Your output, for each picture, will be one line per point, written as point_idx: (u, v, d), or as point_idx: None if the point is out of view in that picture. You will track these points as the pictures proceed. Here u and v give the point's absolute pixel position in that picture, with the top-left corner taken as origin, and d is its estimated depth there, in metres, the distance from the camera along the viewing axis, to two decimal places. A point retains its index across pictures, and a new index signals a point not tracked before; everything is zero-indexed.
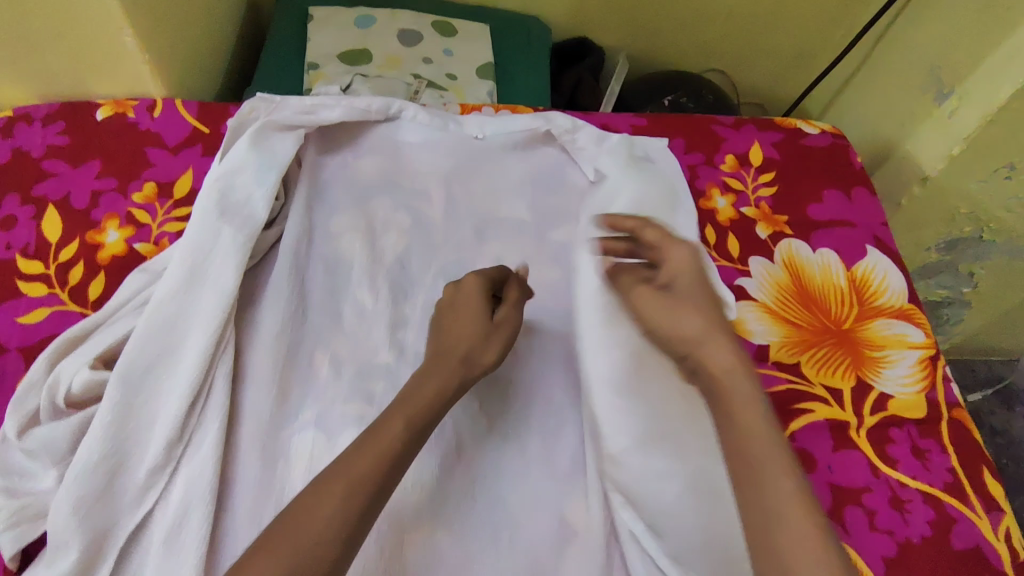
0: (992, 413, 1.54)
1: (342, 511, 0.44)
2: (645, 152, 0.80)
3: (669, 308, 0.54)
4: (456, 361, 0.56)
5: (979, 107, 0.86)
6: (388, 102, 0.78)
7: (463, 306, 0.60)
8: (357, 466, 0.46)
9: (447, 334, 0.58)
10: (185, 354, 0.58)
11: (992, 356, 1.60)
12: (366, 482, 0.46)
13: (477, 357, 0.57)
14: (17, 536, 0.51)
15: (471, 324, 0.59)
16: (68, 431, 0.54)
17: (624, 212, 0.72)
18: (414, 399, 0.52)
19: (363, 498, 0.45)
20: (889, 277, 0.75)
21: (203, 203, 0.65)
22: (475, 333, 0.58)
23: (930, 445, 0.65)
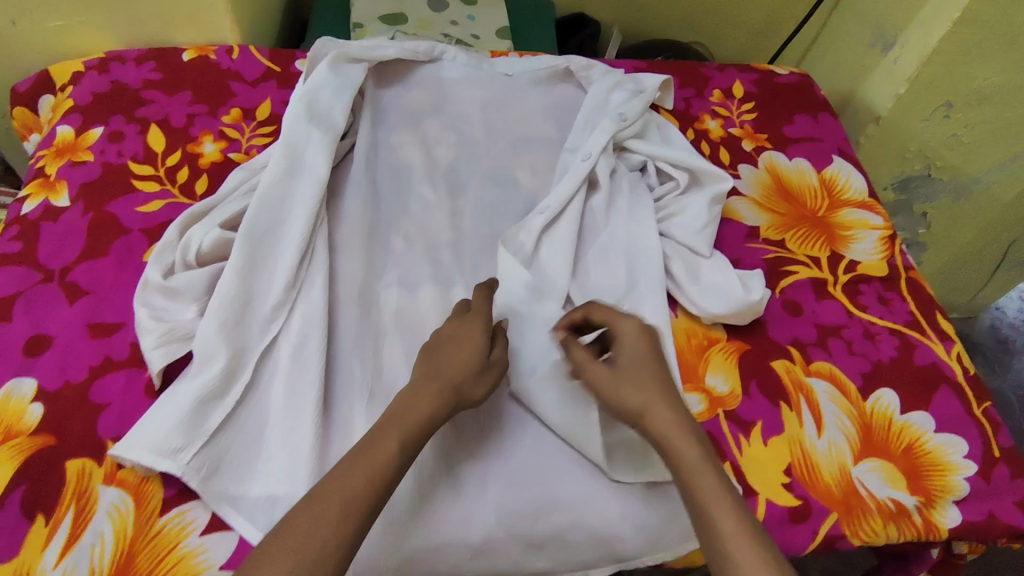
0: None
1: (339, 530, 0.46)
2: (640, 85, 0.93)
3: (620, 375, 0.57)
4: (446, 388, 0.55)
5: (916, 51, 1.05)
6: (431, 46, 0.94)
7: (461, 344, 0.59)
8: (353, 483, 0.48)
9: (455, 347, 0.58)
10: (292, 222, 0.71)
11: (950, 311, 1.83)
12: (361, 499, 0.48)
13: (467, 391, 0.57)
14: (166, 353, 0.61)
15: (471, 356, 0.58)
16: (205, 275, 0.65)
17: (629, 123, 0.86)
18: (403, 418, 0.53)
19: (362, 511, 0.48)
20: (852, 179, 0.92)
21: (294, 113, 0.78)
22: (470, 368, 0.57)
23: (892, 295, 0.80)
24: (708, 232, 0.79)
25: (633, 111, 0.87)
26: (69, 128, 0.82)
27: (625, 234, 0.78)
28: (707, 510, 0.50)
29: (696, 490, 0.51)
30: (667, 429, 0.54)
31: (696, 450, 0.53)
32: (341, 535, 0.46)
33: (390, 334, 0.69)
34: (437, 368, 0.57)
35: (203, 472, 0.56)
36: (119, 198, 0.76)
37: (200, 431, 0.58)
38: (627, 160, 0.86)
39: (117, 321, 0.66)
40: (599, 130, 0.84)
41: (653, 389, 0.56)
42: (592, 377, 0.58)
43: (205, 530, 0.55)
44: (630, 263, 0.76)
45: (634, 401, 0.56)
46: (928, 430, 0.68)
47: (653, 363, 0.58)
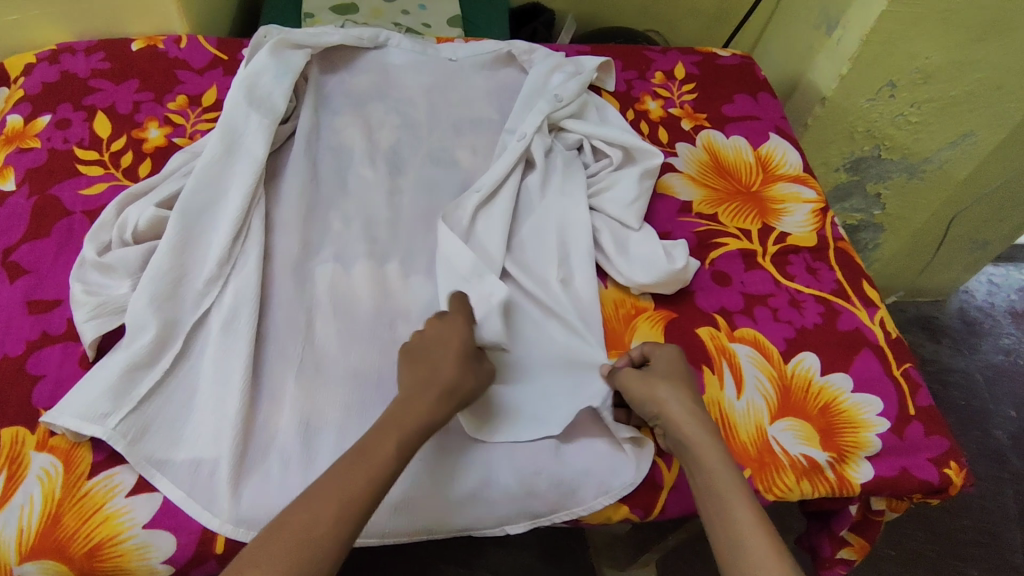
0: (922, 346, 1.84)
1: (336, 530, 0.50)
2: (579, 67, 0.95)
3: (657, 384, 0.63)
4: (439, 392, 0.58)
5: (856, 31, 1.07)
6: (376, 32, 0.96)
7: (454, 345, 0.61)
8: (353, 484, 0.52)
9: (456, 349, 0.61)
10: (228, 201, 0.73)
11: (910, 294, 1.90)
12: (360, 499, 0.52)
13: (458, 388, 0.59)
14: (98, 326, 0.63)
15: (455, 361, 0.60)
16: (139, 251, 0.68)
17: (563, 103, 0.89)
18: (402, 416, 0.56)
19: (356, 515, 0.51)
20: (787, 155, 0.94)
21: (235, 96, 0.80)
22: (459, 365, 0.60)
23: (820, 265, 0.82)
24: (639, 205, 0.81)
25: (567, 91, 0.90)
26: (18, 116, 0.84)
27: (558, 208, 0.80)
28: (731, 508, 0.56)
29: (721, 494, 0.57)
30: (698, 438, 0.60)
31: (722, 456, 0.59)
32: (343, 537, 0.50)
33: (322, 306, 0.71)
34: (428, 372, 0.59)
35: (130, 437, 0.58)
36: (63, 182, 0.78)
37: (129, 398, 0.60)
38: (564, 139, 0.88)
39: (55, 298, 0.68)
40: (534, 111, 0.87)
41: (686, 399, 0.63)
42: (627, 383, 0.64)
43: (131, 492, 0.57)
44: (562, 236, 0.78)
45: (671, 407, 0.62)
46: (845, 391, 0.71)
47: (683, 377, 0.65)
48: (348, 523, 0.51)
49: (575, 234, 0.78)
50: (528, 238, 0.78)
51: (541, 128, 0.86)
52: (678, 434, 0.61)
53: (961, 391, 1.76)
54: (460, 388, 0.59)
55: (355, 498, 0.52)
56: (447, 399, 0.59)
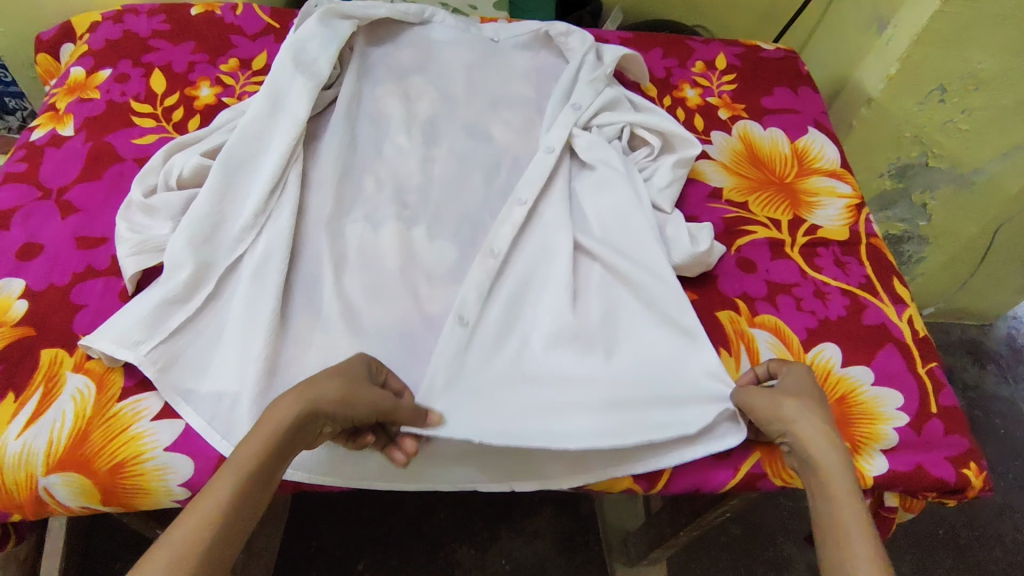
0: (964, 370, 1.78)
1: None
2: (602, 55, 0.94)
3: (782, 397, 0.61)
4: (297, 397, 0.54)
5: (908, 30, 1.05)
6: (422, 8, 0.98)
7: (342, 369, 0.57)
8: (179, 532, 0.46)
9: (343, 369, 0.57)
10: (268, 157, 0.76)
11: (963, 317, 1.84)
12: (185, 550, 0.45)
13: (324, 393, 0.54)
14: (138, 262, 0.67)
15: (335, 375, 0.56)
16: (182, 197, 0.71)
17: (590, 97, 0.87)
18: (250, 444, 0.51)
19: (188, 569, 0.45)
20: (825, 149, 0.92)
21: (281, 61, 0.83)
22: (331, 377, 0.56)
23: (850, 259, 0.81)
24: (669, 194, 0.81)
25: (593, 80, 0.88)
26: (82, 69, 0.89)
27: (604, 193, 0.79)
28: (846, 531, 0.51)
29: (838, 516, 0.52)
30: (822, 458, 0.57)
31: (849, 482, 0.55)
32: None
33: (349, 263, 0.73)
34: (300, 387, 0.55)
35: (159, 365, 0.62)
36: (118, 131, 0.82)
37: (160, 329, 0.63)
38: (604, 132, 0.85)
39: (102, 236, 0.72)
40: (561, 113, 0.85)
41: (817, 419, 0.59)
42: (751, 400, 0.62)
43: (156, 417, 0.61)
44: (609, 221, 0.77)
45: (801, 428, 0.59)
46: (864, 383, 0.69)
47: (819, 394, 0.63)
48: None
49: (614, 217, 0.77)
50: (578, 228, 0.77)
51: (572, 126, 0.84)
52: (804, 452, 0.58)
53: (1003, 419, 1.70)
54: (324, 393, 0.54)
55: (180, 563, 0.44)
56: (305, 402, 0.54)
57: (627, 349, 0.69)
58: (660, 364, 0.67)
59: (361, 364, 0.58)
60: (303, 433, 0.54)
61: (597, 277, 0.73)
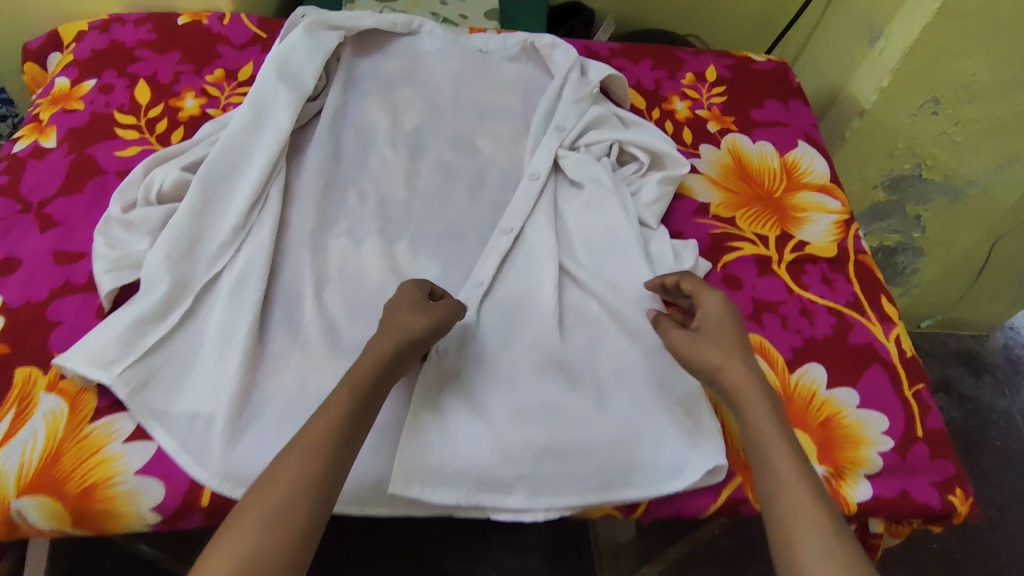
0: (961, 381, 1.77)
1: (284, 508, 0.50)
2: (586, 71, 0.93)
3: (705, 344, 0.63)
4: (390, 333, 0.60)
5: (900, 42, 1.04)
6: (410, 19, 0.97)
7: (405, 297, 0.63)
8: (287, 469, 0.52)
9: (415, 298, 0.64)
10: (249, 171, 0.75)
11: (960, 329, 1.84)
12: (296, 479, 0.52)
13: (409, 327, 0.61)
14: (115, 279, 0.66)
15: (411, 309, 0.62)
16: (160, 212, 0.71)
17: (574, 117, 0.86)
18: (355, 371, 0.58)
19: (305, 498, 0.51)
20: (815, 163, 0.92)
21: (266, 71, 0.82)
22: (415, 311, 0.62)
23: (838, 276, 0.80)
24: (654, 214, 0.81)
25: (577, 100, 0.88)
26: (66, 80, 0.89)
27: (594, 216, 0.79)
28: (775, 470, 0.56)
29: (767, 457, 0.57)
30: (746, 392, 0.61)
31: (771, 416, 0.59)
32: (297, 517, 0.50)
33: (330, 279, 0.73)
34: (386, 319, 0.62)
35: (132, 386, 0.61)
36: (101, 144, 0.82)
37: (135, 348, 0.62)
38: (592, 151, 0.85)
39: (81, 250, 0.72)
40: (546, 135, 0.85)
41: (738, 355, 0.62)
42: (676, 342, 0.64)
43: (129, 438, 0.60)
44: (599, 248, 0.77)
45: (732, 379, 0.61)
46: (849, 406, 0.68)
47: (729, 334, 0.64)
48: (298, 502, 0.51)
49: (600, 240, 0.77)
50: (563, 252, 0.76)
51: (558, 148, 0.83)
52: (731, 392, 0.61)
53: (999, 431, 1.69)
54: (413, 327, 0.61)
55: (285, 496, 0.51)
56: (399, 331, 0.61)
57: (610, 374, 0.68)
58: (643, 390, 0.67)
59: (417, 288, 0.65)
60: (405, 360, 0.61)
61: (581, 303, 0.73)
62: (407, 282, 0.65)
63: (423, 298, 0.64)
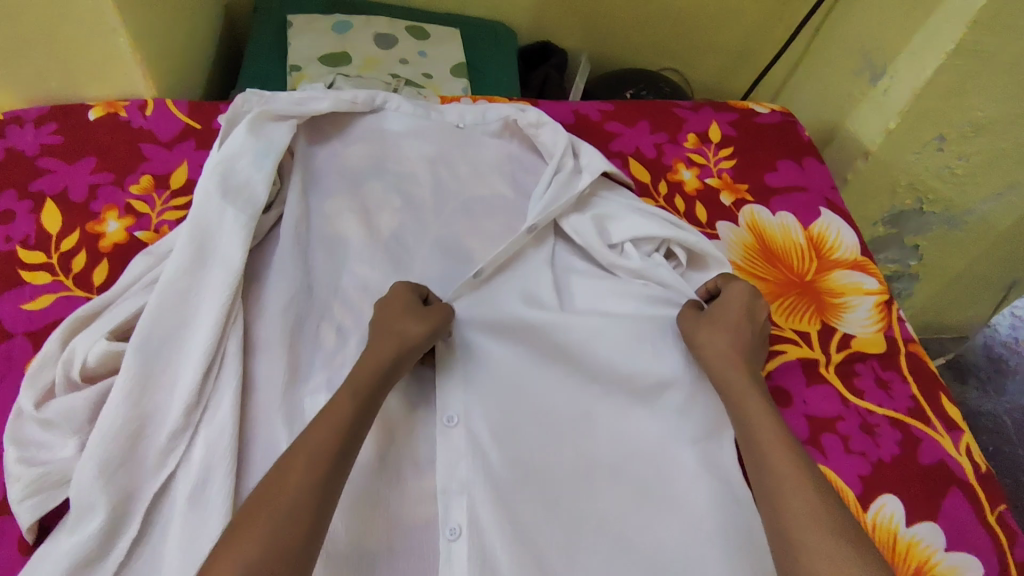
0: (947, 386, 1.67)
1: (293, 509, 0.47)
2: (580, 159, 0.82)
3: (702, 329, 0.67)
4: (389, 338, 0.60)
5: (908, 83, 0.96)
6: (372, 94, 0.83)
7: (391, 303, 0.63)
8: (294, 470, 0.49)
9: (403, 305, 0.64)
10: (198, 325, 0.61)
11: (944, 331, 1.75)
12: (305, 484, 0.49)
13: (407, 332, 0.61)
14: (38, 505, 0.52)
15: (406, 313, 0.62)
16: (86, 401, 0.56)
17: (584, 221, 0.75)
18: (358, 375, 0.57)
19: (312, 505, 0.48)
20: (841, 234, 0.83)
21: (206, 186, 0.67)
22: (410, 315, 0.62)
23: (892, 376, 0.71)
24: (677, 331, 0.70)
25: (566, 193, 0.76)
26: None
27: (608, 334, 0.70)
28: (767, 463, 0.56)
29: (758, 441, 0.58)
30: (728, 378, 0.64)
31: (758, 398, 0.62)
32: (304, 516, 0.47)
33: None
34: (383, 324, 0.62)
35: None
36: (3, 295, 0.65)
37: None
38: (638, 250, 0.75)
39: None
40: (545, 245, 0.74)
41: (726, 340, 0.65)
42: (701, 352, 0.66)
43: None
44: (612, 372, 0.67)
45: (711, 349, 0.65)
46: (939, 549, 0.60)
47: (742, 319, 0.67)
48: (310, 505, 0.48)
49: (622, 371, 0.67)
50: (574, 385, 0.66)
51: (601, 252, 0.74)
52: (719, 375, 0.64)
53: (990, 436, 1.60)
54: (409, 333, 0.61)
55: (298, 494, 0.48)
56: (398, 338, 0.60)
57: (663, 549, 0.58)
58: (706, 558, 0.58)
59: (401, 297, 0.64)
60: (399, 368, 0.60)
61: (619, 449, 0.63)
62: (392, 288, 0.65)
63: (416, 303, 0.64)
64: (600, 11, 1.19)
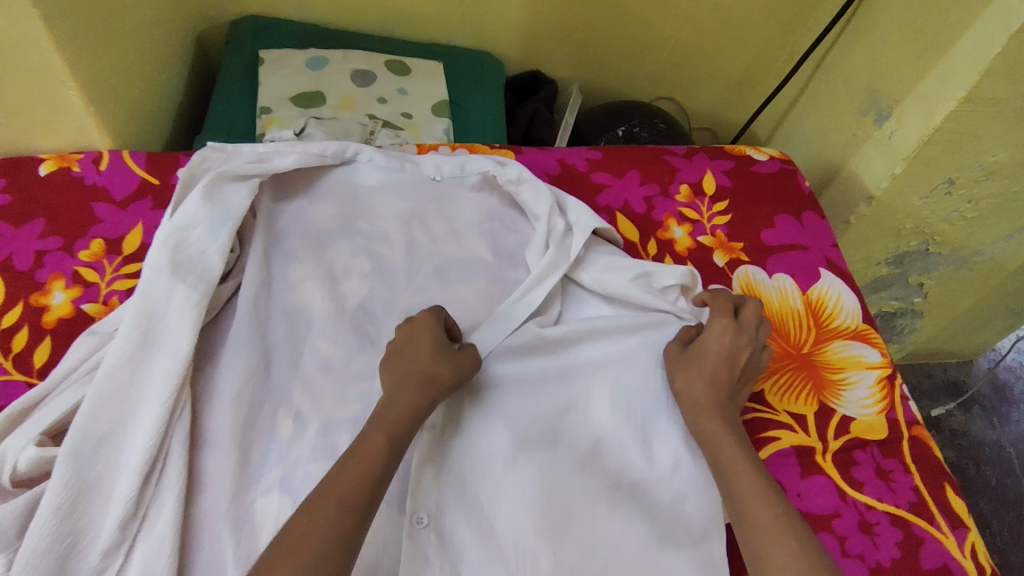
0: (951, 416, 1.60)
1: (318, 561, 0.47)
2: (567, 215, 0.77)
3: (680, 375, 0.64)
4: (418, 378, 0.59)
5: (915, 128, 0.89)
6: (342, 145, 0.78)
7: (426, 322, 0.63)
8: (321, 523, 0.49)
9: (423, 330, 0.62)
10: (139, 423, 0.57)
11: (948, 360, 1.67)
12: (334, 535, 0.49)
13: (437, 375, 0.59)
14: None
15: (431, 349, 0.61)
16: (13, 516, 0.52)
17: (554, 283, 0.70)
18: (390, 413, 0.56)
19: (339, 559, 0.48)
20: (842, 298, 0.78)
21: (155, 261, 0.62)
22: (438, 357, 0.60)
23: (893, 465, 0.66)
24: (667, 415, 0.64)
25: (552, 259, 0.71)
26: None
27: (591, 409, 0.64)
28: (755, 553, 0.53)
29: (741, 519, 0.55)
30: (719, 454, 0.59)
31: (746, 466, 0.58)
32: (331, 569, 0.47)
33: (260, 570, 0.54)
34: (409, 362, 0.60)
35: None
36: None
37: None
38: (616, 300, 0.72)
39: None
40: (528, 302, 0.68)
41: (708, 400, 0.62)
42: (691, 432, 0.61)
43: None
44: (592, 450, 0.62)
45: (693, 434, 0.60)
46: None
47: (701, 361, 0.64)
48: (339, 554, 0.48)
49: (608, 455, 0.62)
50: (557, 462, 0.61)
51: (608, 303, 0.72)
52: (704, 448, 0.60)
53: (992, 467, 1.53)
54: (439, 376, 0.59)
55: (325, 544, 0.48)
56: (428, 384, 0.59)
57: None
58: None
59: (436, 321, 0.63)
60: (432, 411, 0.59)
61: (595, 543, 0.58)
62: (422, 313, 0.64)
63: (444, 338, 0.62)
64: (592, 38, 1.13)
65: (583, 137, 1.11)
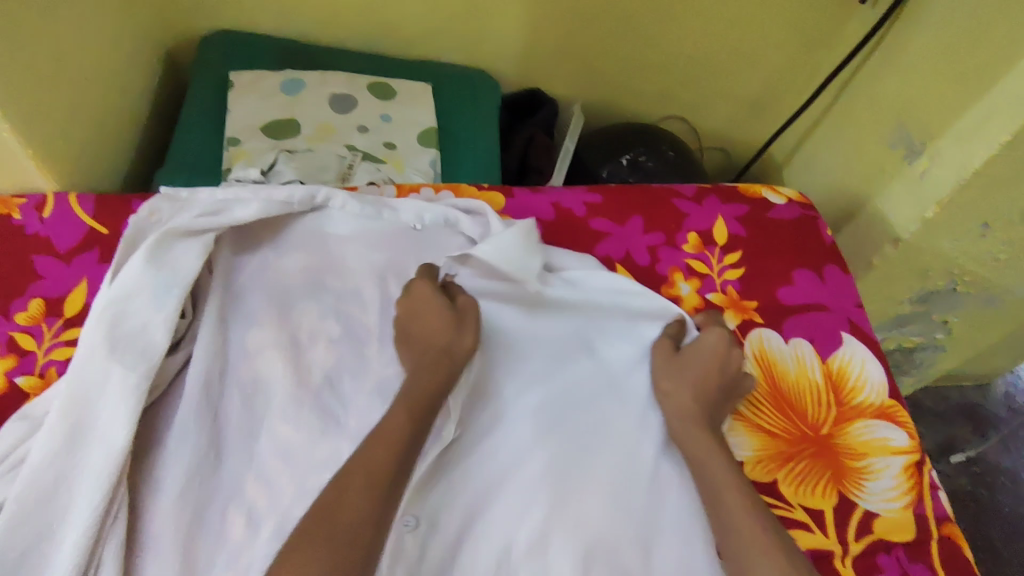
0: (967, 442, 1.47)
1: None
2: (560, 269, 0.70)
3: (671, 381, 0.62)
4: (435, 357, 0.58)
5: (952, 169, 0.80)
6: (312, 191, 0.70)
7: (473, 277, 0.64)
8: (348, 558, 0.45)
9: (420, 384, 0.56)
10: (66, 533, 0.50)
11: (965, 382, 1.55)
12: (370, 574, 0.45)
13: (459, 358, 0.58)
14: None
15: (437, 320, 0.60)
16: None
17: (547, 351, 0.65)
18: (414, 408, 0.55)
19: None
20: (867, 368, 0.70)
21: (90, 339, 0.55)
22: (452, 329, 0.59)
23: (920, 572, 0.59)
24: (665, 517, 0.57)
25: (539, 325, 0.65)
26: None
27: (576, 512, 0.57)
28: None
29: None
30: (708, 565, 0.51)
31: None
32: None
33: None
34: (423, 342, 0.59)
35: None
36: None
37: None
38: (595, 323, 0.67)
39: None
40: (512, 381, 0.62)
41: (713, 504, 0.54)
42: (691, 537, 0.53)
43: None
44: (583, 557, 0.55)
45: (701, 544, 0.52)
46: None
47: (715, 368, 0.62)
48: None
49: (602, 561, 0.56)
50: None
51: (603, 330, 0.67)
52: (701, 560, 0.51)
53: (1007, 495, 1.40)
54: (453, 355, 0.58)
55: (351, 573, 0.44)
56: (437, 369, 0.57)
57: None
58: None
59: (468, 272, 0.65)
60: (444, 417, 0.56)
61: None
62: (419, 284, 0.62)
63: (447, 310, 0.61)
64: (597, 55, 1.04)
65: (582, 164, 1.02)
